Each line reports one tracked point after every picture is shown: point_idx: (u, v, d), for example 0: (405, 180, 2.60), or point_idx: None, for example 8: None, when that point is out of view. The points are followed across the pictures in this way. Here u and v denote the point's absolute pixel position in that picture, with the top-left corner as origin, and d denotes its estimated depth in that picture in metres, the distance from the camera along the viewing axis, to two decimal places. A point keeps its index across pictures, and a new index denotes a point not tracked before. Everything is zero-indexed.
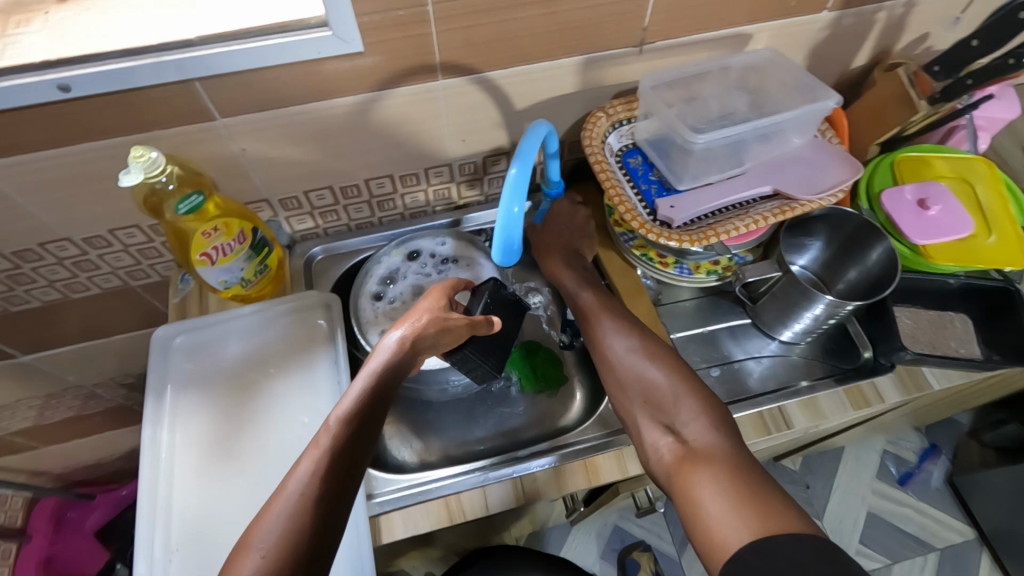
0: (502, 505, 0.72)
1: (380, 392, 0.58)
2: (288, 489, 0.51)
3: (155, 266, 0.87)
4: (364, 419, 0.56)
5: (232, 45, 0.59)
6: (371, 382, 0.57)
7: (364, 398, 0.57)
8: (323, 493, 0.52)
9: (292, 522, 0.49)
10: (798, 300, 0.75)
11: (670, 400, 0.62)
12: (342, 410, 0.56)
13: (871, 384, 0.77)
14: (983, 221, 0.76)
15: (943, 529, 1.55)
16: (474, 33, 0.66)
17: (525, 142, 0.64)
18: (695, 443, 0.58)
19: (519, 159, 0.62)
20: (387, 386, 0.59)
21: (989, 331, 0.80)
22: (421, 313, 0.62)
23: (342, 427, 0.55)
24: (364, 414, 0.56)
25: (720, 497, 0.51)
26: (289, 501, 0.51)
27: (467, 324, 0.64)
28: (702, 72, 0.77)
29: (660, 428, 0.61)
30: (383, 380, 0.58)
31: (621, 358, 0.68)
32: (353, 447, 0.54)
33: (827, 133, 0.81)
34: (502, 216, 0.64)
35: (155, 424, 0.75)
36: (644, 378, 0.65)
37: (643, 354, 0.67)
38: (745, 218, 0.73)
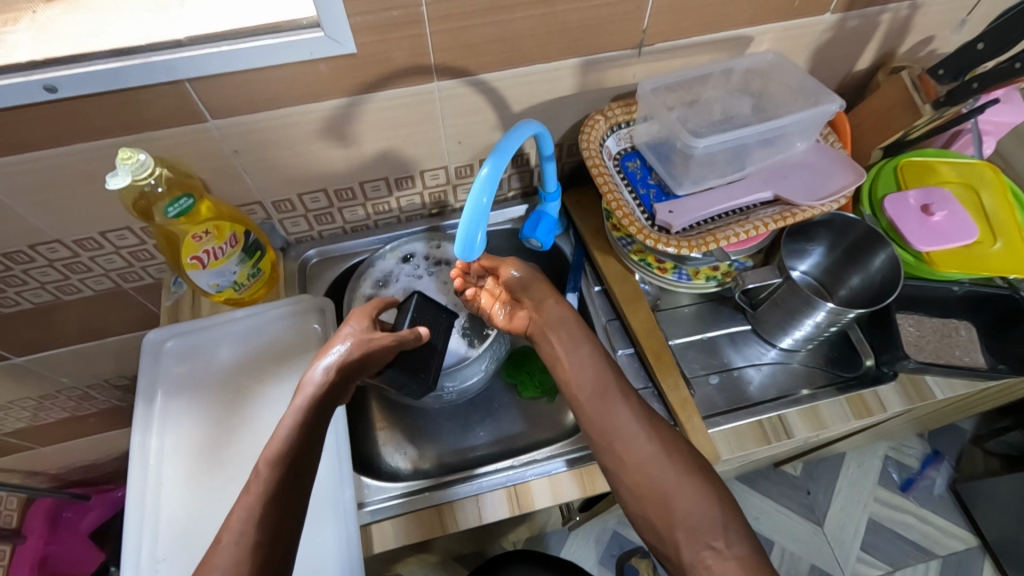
0: (496, 515, 0.70)
1: (312, 423, 0.57)
2: (223, 539, 0.49)
3: (148, 268, 0.86)
4: (293, 458, 0.54)
5: (222, 46, 0.58)
6: (300, 417, 0.57)
7: (292, 437, 0.55)
8: (264, 536, 0.50)
9: (236, 571, 0.47)
10: (798, 308, 0.74)
11: (705, 517, 0.52)
12: (272, 450, 0.55)
13: (873, 393, 0.76)
14: (989, 228, 0.74)
15: (946, 538, 1.53)
16: (470, 34, 0.65)
17: (506, 139, 0.62)
18: (740, 567, 0.49)
19: (495, 156, 0.59)
20: (316, 422, 0.57)
21: (995, 340, 0.78)
22: (343, 338, 0.63)
23: (271, 470, 0.53)
24: (294, 451, 0.55)
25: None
26: (227, 552, 0.48)
27: (394, 339, 0.64)
28: (704, 75, 0.76)
29: (699, 545, 0.51)
30: (312, 411, 0.57)
31: (643, 457, 0.56)
32: (289, 485, 0.53)
33: (830, 136, 0.79)
34: (467, 211, 0.59)
35: (145, 430, 0.74)
36: (677, 489, 0.54)
37: (665, 457, 0.56)
38: (745, 224, 0.71)
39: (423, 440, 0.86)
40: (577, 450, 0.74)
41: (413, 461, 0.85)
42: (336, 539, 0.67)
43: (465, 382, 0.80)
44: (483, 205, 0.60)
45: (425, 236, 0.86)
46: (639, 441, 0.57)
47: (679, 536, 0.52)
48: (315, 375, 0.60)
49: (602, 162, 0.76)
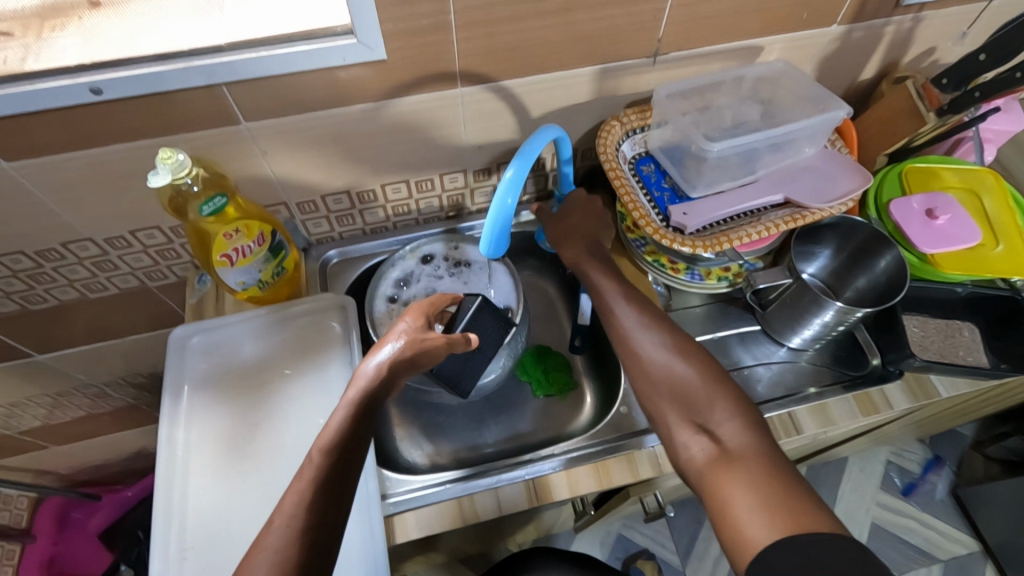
0: (515, 506, 0.72)
1: (361, 416, 0.59)
2: (275, 522, 0.52)
3: (173, 267, 0.88)
4: (346, 444, 0.57)
5: (259, 51, 0.60)
6: (351, 410, 0.59)
7: (344, 427, 0.57)
8: (312, 522, 0.52)
9: (284, 554, 0.50)
10: (808, 307, 0.76)
11: (704, 400, 0.61)
12: (324, 439, 0.57)
13: (880, 391, 0.78)
14: (990, 231, 0.77)
15: (948, 542, 1.55)
16: (495, 42, 0.67)
17: (530, 144, 0.64)
18: (728, 441, 0.57)
19: (520, 158, 0.61)
20: (371, 410, 0.60)
21: (997, 339, 0.81)
22: (397, 335, 0.64)
23: (325, 457, 0.56)
24: (345, 440, 0.57)
25: (754, 499, 0.51)
26: (279, 532, 0.51)
27: (446, 343, 0.65)
28: (715, 82, 0.79)
29: (692, 428, 0.59)
30: (363, 403, 0.59)
31: (642, 345, 0.66)
32: (336, 474, 0.55)
33: (837, 143, 0.82)
34: (493, 207, 0.63)
35: (172, 423, 0.75)
36: (670, 372, 0.64)
37: (673, 352, 0.65)
38: (757, 225, 0.74)
39: (438, 436, 0.88)
40: (594, 445, 0.76)
41: (429, 456, 0.87)
42: (359, 529, 0.69)
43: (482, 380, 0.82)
44: (507, 206, 0.63)
45: (443, 237, 0.88)
46: (633, 331, 0.68)
47: (672, 412, 0.62)
48: (369, 369, 0.61)
49: (618, 165, 0.79)
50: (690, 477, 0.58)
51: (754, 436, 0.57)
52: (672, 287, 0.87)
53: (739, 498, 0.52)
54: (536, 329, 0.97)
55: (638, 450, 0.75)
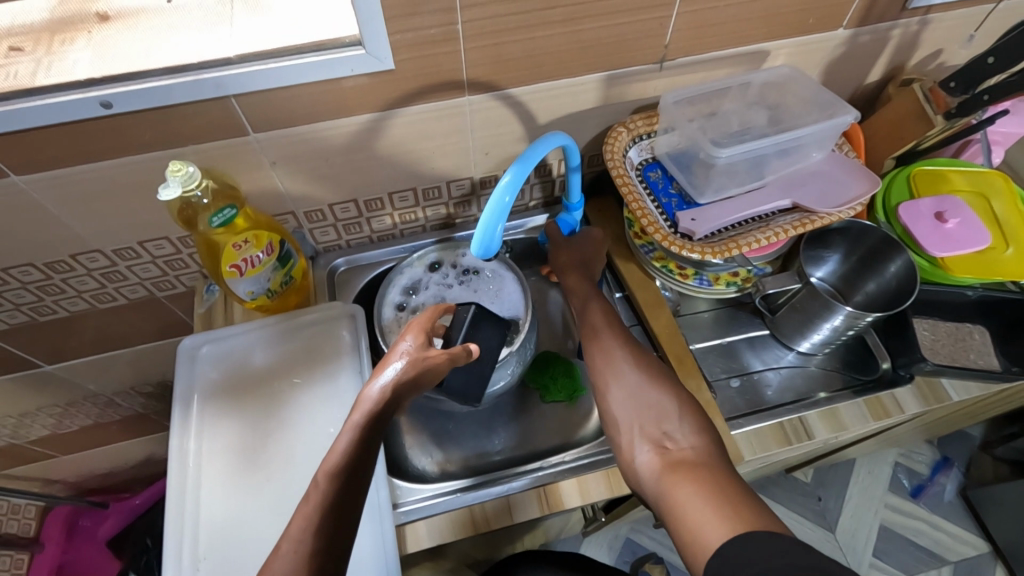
0: (526, 515, 0.72)
1: (368, 443, 0.58)
2: (283, 547, 0.52)
3: (181, 277, 0.88)
4: (353, 469, 0.56)
5: (268, 63, 0.61)
6: (357, 434, 0.58)
7: (350, 452, 0.56)
8: (318, 547, 0.52)
9: None
10: (817, 312, 0.76)
11: (667, 415, 0.61)
12: (330, 464, 0.56)
13: (891, 395, 0.78)
14: (1001, 234, 0.77)
15: (957, 544, 1.54)
16: (502, 51, 0.68)
17: (531, 149, 0.64)
18: (684, 452, 0.56)
19: (519, 163, 0.62)
20: (375, 433, 0.59)
21: (1008, 344, 0.80)
22: (399, 355, 0.63)
23: (330, 482, 0.55)
24: (352, 466, 0.56)
25: (703, 500, 0.50)
26: (285, 561, 0.51)
27: (447, 358, 0.65)
28: (722, 89, 0.79)
29: (652, 438, 0.59)
30: (371, 427, 0.58)
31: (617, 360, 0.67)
32: (343, 499, 0.55)
33: (845, 146, 0.82)
34: (491, 204, 0.60)
35: (183, 433, 0.76)
36: (640, 390, 0.64)
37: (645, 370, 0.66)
38: (766, 230, 0.73)
39: (450, 443, 0.88)
40: (605, 452, 0.76)
41: (441, 464, 0.87)
42: (371, 540, 0.69)
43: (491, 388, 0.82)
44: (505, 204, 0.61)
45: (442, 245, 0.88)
46: (609, 346, 0.69)
47: (635, 422, 0.61)
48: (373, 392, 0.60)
49: (625, 171, 0.79)
50: (641, 486, 0.57)
51: (705, 443, 0.57)
52: (681, 293, 0.86)
53: (688, 501, 0.51)
54: (544, 334, 0.97)
55: None
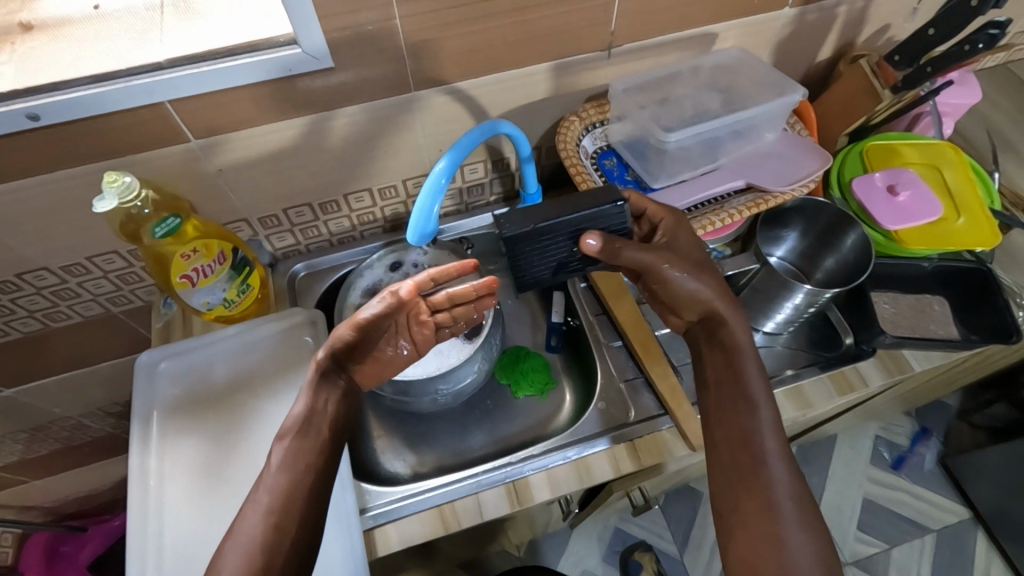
0: (496, 511, 0.71)
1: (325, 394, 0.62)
2: (249, 504, 0.56)
3: (136, 291, 0.86)
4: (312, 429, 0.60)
5: (201, 66, 0.59)
6: (316, 391, 0.62)
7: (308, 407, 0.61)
8: (274, 504, 0.56)
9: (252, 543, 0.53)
10: (777, 291, 0.76)
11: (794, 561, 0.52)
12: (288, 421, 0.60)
13: (854, 368, 0.79)
14: (952, 204, 0.77)
15: (939, 512, 1.57)
16: (446, 45, 0.67)
17: (466, 137, 0.64)
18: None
19: (452, 150, 0.62)
20: (335, 391, 0.62)
21: (968, 314, 0.80)
22: (378, 304, 0.63)
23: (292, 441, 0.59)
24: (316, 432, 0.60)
25: None
26: (250, 516, 0.55)
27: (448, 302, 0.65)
28: (673, 74, 0.79)
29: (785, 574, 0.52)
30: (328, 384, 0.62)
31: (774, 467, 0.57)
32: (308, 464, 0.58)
33: (796, 125, 0.82)
34: (426, 187, 0.61)
35: (143, 451, 0.74)
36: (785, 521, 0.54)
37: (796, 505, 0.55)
38: (720, 213, 0.73)
39: (420, 445, 0.87)
40: (573, 443, 0.75)
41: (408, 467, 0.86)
42: (338, 545, 0.68)
43: (457, 386, 0.82)
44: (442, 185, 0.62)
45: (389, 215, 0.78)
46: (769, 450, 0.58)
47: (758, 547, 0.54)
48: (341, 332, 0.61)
49: (579, 161, 0.78)
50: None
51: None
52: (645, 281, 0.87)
53: None
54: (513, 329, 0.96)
55: (616, 445, 0.74)
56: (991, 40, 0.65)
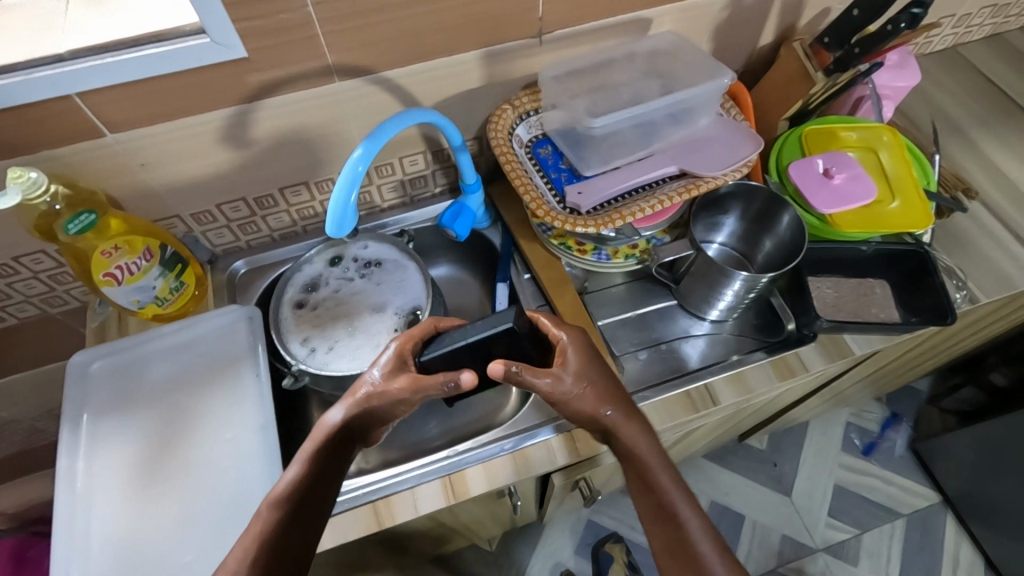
0: (432, 505, 0.71)
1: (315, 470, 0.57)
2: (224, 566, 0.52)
3: (71, 291, 0.84)
4: (294, 500, 0.55)
5: (105, 57, 0.58)
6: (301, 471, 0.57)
7: (296, 483, 0.56)
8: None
9: None
10: (716, 278, 0.75)
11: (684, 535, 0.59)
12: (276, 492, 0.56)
13: (796, 354, 0.78)
14: (888, 187, 0.78)
15: (909, 496, 1.57)
16: (366, 32, 0.65)
17: (393, 123, 0.64)
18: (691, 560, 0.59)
19: (370, 138, 0.61)
20: (322, 468, 0.58)
21: (908, 295, 0.81)
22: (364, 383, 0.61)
23: (271, 511, 0.55)
24: (296, 497, 0.56)
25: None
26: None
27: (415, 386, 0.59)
28: (606, 61, 0.78)
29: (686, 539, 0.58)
30: (317, 457, 0.58)
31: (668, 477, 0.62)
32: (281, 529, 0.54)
33: (732, 110, 0.81)
34: (343, 175, 0.60)
35: (73, 453, 0.73)
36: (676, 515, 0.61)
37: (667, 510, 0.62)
38: (651, 199, 0.73)
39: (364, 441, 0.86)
40: (511, 435, 0.74)
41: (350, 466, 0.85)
42: None
43: None
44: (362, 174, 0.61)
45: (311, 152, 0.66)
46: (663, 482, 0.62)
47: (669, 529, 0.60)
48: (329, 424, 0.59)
49: (510, 149, 0.77)
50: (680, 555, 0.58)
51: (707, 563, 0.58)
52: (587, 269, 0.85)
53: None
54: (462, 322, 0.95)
55: (554, 436, 0.74)
56: (912, 20, 0.65)
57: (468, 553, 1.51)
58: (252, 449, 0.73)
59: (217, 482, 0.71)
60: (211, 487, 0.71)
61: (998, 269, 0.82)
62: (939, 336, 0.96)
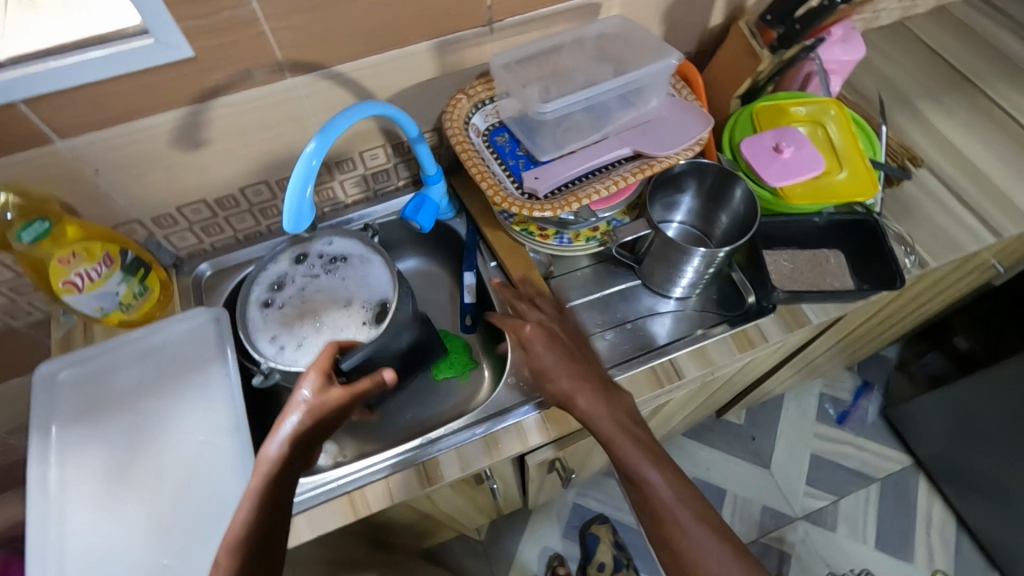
0: (406, 492, 0.72)
1: (266, 507, 0.59)
2: None
3: (33, 302, 0.84)
4: (252, 542, 0.57)
5: (48, 63, 0.58)
6: (254, 503, 0.58)
7: (247, 525, 0.57)
8: None
9: None
10: (675, 257, 0.77)
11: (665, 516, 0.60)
12: (231, 536, 0.57)
13: (755, 326, 0.81)
14: (835, 158, 0.80)
15: (882, 461, 1.62)
16: (314, 28, 0.65)
17: (359, 109, 0.65)
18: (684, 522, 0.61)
19: (322, 133, 0.61)
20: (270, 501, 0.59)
21: (861, 264, 0.83)
22: (297, 405, 0.64)
23: (230, 557, 0.56)
24: (250, 537, 0.57)
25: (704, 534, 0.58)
26: None
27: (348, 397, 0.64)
28: (558, 46, 0.79)
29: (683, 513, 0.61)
30: (264, 495, 0.59)
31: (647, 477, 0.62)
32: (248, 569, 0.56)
33: (683, 90, 0.83)
34: (296, 171, 0.60)
35: (43, 462, 0.72)
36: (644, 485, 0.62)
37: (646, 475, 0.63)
38: (607, 180, 0.75)
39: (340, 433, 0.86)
40: (482, 420, 0.76)
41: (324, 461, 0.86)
42: None
43: None
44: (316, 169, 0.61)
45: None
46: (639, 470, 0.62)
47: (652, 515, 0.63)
48: (270, 455, 0.61)
49: (467, 140, 0.78)
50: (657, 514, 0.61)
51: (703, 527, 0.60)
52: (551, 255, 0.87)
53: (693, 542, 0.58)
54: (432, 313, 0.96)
55: (523, 418, 0.75)
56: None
57: (458, 543, 1.52)
58: (224, 449, 0.74)
59: (190, 484, 0.71)
60: (185, 490, 0.71)
61: (944, 233, 0.85)
62: (896, 303, 0.99)
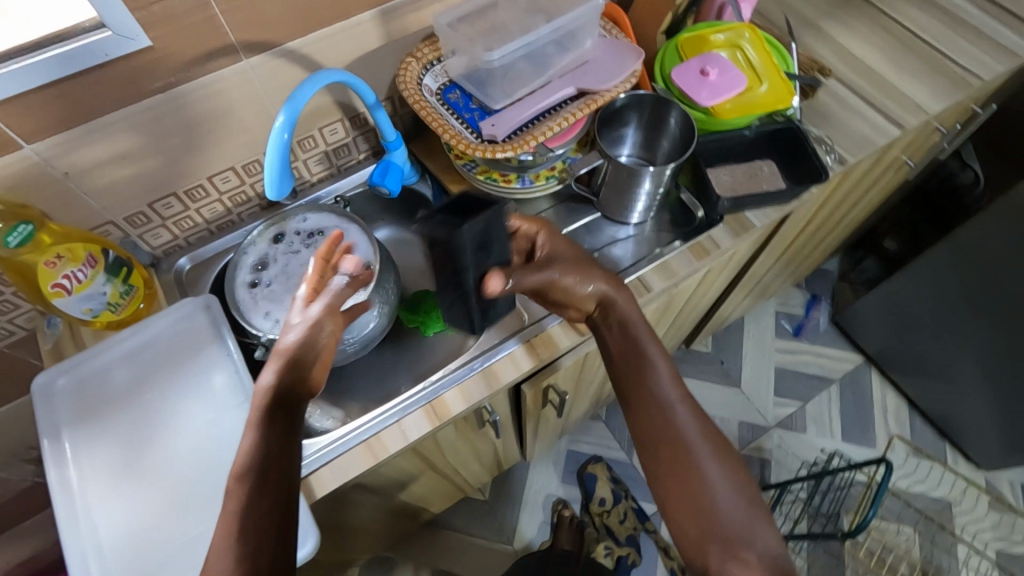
0: (419, 431, 0.77)
1: (274, 429, 0.58)
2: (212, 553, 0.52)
3: (14, 320, 0.84)
4: (262, 464, 0.56)
5: (10, 65, 0.59)
6: (260, 429, 0.58)
7: (253, 451, 0.56)
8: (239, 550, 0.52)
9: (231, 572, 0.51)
10: (628, 182, 0.83)
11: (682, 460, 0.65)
12: (234, 466, 0.56)
13: (708, 236, 0.89)
14: (754, 74, 0.89)
15: (837, 362, 1.77)
16: (263, 7, 0.69)
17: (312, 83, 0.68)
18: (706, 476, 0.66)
19: (287, 105, 0.65)
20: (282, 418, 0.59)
21: (791, 168, 0.92)
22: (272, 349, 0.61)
23: (239, 483, 0.55)
24: (257, 463, 0.56)
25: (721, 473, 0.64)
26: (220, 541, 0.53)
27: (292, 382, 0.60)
28: (493, 3, 0.85)
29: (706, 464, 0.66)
30: (266, 419, 0.58)
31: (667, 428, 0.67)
32: (254, 496, 0.55)
33: (613, 31, 0.90)
34: (271, 145, 0.64)
35: (59, 465, 0.74)
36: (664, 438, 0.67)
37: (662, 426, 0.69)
38: (557, 118, 0.81)
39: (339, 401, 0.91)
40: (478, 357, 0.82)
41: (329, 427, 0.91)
42: None
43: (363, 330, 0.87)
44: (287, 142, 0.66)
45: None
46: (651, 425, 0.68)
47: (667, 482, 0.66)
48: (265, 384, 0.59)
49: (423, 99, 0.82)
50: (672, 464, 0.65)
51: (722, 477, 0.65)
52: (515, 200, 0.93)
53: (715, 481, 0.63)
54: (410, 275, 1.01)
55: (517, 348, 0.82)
56: None
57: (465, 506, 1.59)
58: (236, 422, 0.77)
59: (208, 458, 0.75)
60: (205, 465, 0.74)
61: (856, 131, 0.96)
62: (830, 205, 1.09)
